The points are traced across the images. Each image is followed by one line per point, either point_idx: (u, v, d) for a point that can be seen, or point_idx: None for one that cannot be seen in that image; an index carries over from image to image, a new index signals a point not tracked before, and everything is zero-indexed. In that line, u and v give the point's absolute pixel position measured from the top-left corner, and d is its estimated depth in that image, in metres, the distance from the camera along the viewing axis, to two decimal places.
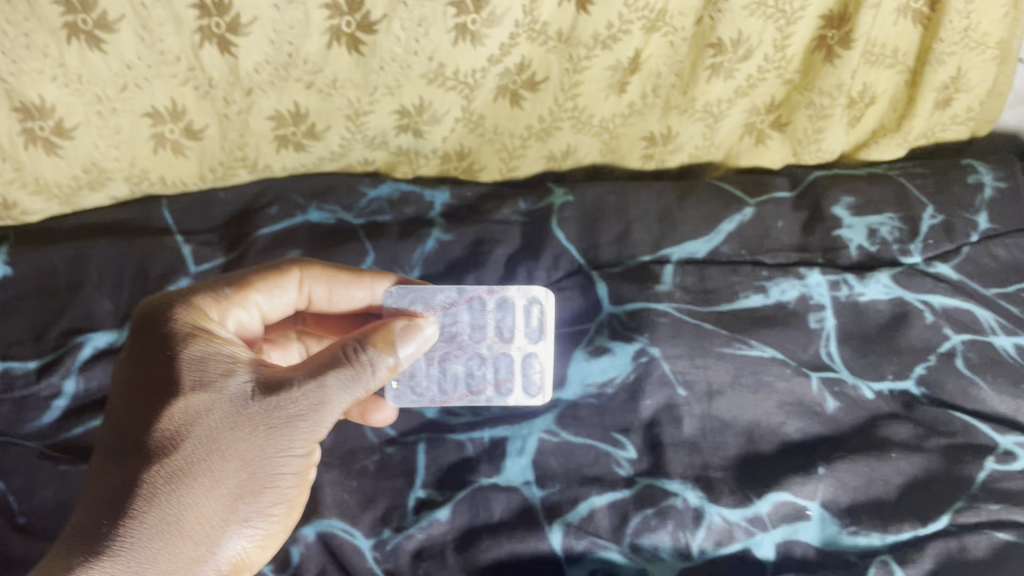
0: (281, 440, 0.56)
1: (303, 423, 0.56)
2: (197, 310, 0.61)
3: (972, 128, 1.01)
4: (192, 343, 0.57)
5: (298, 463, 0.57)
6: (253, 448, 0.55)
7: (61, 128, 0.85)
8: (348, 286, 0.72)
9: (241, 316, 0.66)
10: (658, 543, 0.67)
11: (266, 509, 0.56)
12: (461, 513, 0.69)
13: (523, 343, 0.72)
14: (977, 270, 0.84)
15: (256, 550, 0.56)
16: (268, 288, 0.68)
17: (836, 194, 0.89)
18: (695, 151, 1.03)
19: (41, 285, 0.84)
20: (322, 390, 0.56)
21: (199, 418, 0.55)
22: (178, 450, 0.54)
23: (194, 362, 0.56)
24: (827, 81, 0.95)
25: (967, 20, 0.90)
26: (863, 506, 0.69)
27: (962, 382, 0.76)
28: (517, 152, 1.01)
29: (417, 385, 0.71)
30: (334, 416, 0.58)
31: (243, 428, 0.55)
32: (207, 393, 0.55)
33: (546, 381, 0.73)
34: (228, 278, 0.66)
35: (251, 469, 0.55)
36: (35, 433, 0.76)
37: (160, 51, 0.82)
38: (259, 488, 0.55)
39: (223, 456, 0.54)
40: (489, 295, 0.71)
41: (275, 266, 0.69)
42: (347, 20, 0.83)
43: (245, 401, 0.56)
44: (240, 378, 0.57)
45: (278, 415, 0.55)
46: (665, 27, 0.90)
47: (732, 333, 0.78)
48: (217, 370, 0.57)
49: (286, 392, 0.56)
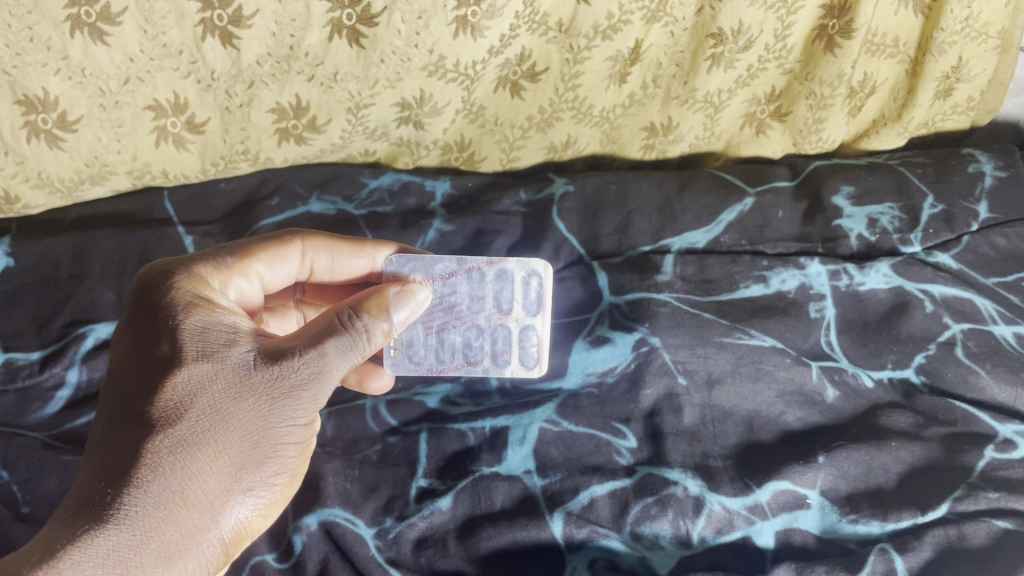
0: (284, 409, 0.56)
1: (305, 391, 0.57)
2: (199, 280, 0.61)
3: (972, 117, 1.01)
4: (193, 313, 0.58)
5: (299, 433, 0.58)
6: (256, 417, 0.55)
7: (63, 121, 0.84)
8: (350, 255, 0.73)
9: (242, 286, 0.66)
10: (659, 531, 0.67)
11: (268, 478, 0.56)
12: (462, 501, 0.69)
13: (520, 315, 0.73)
14: (977, 259, 0.84)
15: (258, 519, 0.57)
16: (270, 258, 0.68)
17: (836, 183, 0.90)
18: (696, 141, 1.03)
19: (44, 277, 0.84)
20: (323, 358, 0.57)
21: (203, 387, 0.55)
22: (182, 419, 0.54)
23: (196, 332, 0.57)
24: (828, 70, 0.95)
25: (968, 10, 0.90)
26: (862, 494, 0.69)
27: (961, 370, 0.76)
28: (517, 143, 1.00)
29: (415, 353, 0.73)
30: (333, 384, 0.59)
31: (247, 397, 0.55)
32: (209, 363, 0.56)
33: (541, 351, 0.73)
34: (230, 246, 0.66)
35: (255, 439, 0.55)
36: (37, 424, 0.77)
37: (163, 43, 0.82)
38: (262, 457, 0.55)
39: (228, 424, 0.54)
40: (488, 267, 0.72)
41: (277, 235, 0.69)
42: (348, 12, 0.84)
43: (248, 371, 0.56)
44: (242, 349, 0.57)
45: (280, 383, 0.56)
46: (666, 17, 0.90)
47: (732, 324, 0.78)
48: (218, 340, 0.57)
49: (288, 361, 0.57)
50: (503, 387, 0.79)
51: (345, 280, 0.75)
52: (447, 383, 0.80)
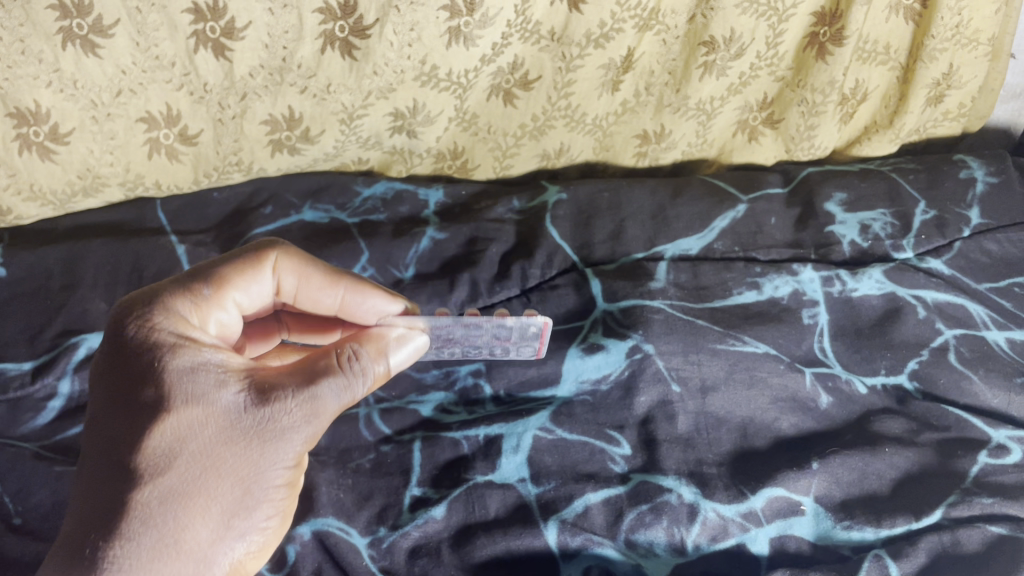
0: (275, 454, 0.55)
1: (297, 434, 0.56)
2: (177, 316, 0.58)
3: (964, 124, 1.02)
4: (178, 352, 0.55)
5: (290, 474, 0.57)
6: (247, 463, 0.54)
7: (56, 134, 0.84)
8: (323, 288, 0.69)
9: (221, 317, 0.62)
10: (653, 539, 0.67)
11: (260, 522, 0.55)
12: (456, 510, 0.69)
13: (519, 342, 0.71)
14: (969, 265, 0.85)
15: (250, 560, 0.56)
16: (245, 285, 0.64)
17: (828, 190, 0.90)
18: (689, 148, 1.03)
19: (36, 286, 0.84)
20: (316, 402, 0.56)
21: (192, 434, 0.53)
22: (171, 469, 0.52)
23: (182, 374, 0.55)
24: (820, 77, 0.95)
25: (959, 17, 0.91)
26: (857, 501, 0.69)
27: (954, 376, 0.76)
28: (511, 151, 1.00)
29: None
30: (326, 422, 0.57)
31: (238, 443, 0.54)
32: (198, 408, 0.54)
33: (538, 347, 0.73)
34: (202, 275, 0.61)
35: (246, 485, 0.54)
36: (30, 435, 0.76)
37: (156, 55, 0.82)
38: (254, 502, 0.55)
39: (219, 473, 0.53)
40: (488, 322, 0.67)
41: (246, 254, 0.64)
42: (341, 24, 0.84)
43: (239, 414, 0.55)
44: (232, 389, 0.56)
45: (272, 429, 0.55)
46: (658, 25, 0.91)
47: (726, 330, 0.78)
48: (208, 381, 0.55)
49: (280, 406, 0.55)
50: (497, 394, 0.79)
51: (315, 309, 0.71)
52: (441, 391, 0.79)
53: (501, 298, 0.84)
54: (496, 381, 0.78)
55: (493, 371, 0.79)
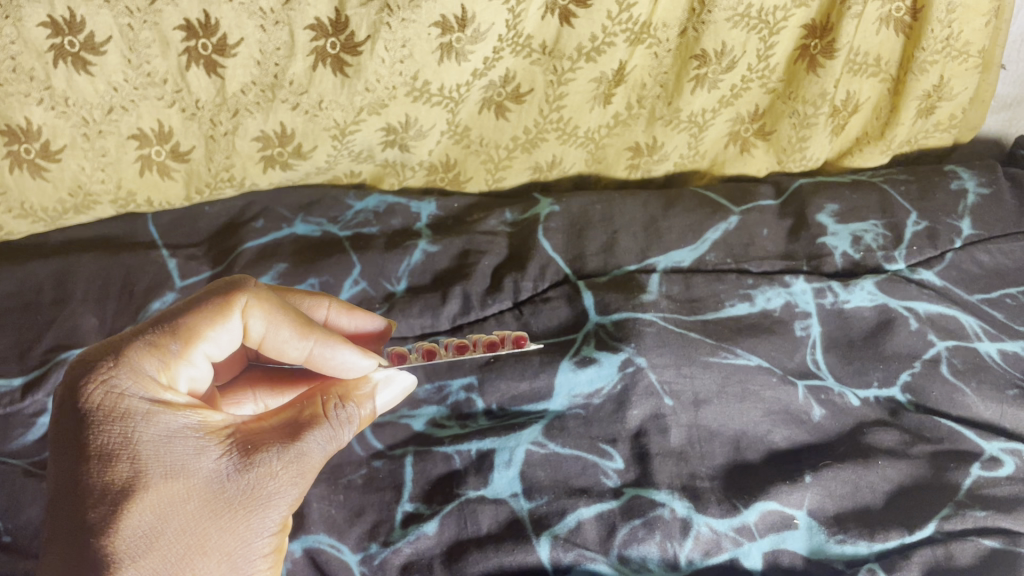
0: (262, 519, 0.55)
1: (285, 497, 0.55)
2: (146, 379, 0.55)
3: (955, 134, 1.02)
4: (151, 423, 0.54)
5: (276, 537, 0.56)
6: (235, 533, 0.53)
7: (47, 151, 0.84)
8: (290, 338, 0.66)
9: (192, 373, 0.60)
10: (646, 554, 0.67)
11: None
12: (448, 526, 0.69)
13: None
14: (960, 276, 0.85)
15: None
16: (216, 338, 0.61)
17: (820, 202, 0.90)
18: (681, 160, 1.03)
19: (27, 302, 0.84)
20: (304, 461, 0.56)
21: (174, 510, 0.52)
22: (154, 550, 0.51)
23: (158, 446, 0.53)
24: (811, 90, 0.95)
25: (949, 29, 0.91)
26: (850, 514, 0.69)
27: (947, 388, 0.76)
28: (503, 163, 1.00)
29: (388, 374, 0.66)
30: (313, 478, 0.57)
31: (223, 514, 0.53)
32: (178, 481, 0.53)
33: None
34: (172, 329, 0.59)
35: (233, 559, 0.53)
36: (20, 452, 0.76)
37: (148, 72, 0.83)
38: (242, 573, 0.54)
39: (205, 549, 0.52)
40: None
41: (215, 302, 0.61)
42: (333, 41, 0.85)
43: (222, 483, 0.54)
44: (210, 457, 0.54)
45: (259, 493, 0.54)
46: (650, 39, 0.91)
47: (719, 342, 0.77)
48: (186, 449, 0.54)
49: (266, 469, 0.54)
50: (490, 408, 0.77)
51: (280, 356, 0.68)
52: (433, 405, 0.78)
53: (494, 312, 0.84)
54: (489, 395, 0.77)
55: (485, 385, 0.77)
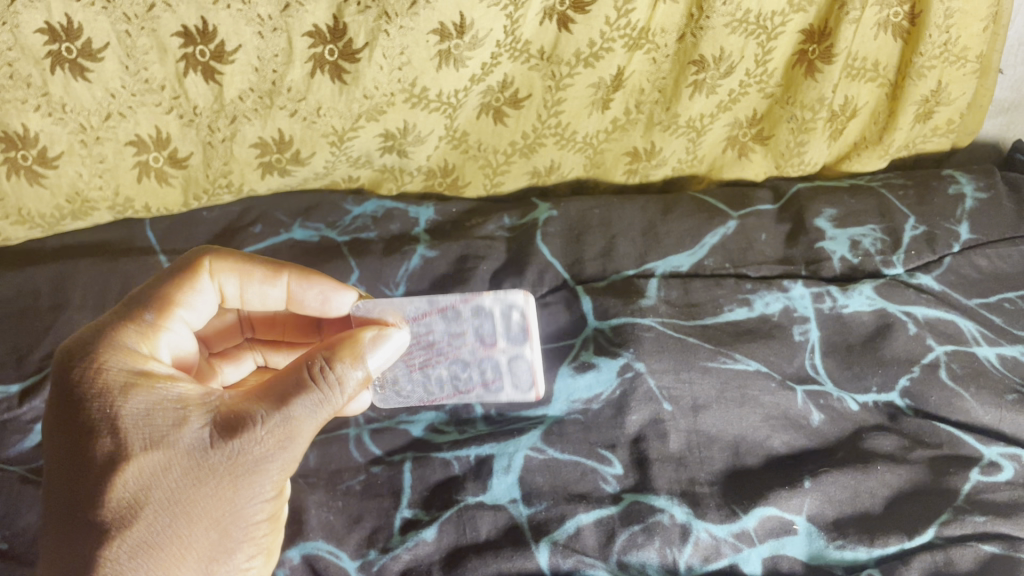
0: (251, 486, 0.52)
1: (273, 462, 0.53)
2: (124, 349, 0.56)
3: (953, 139, 1.02)
4: (131, 394, 0.53)
5: (272, 506, 0.54)
6: (222, 502, 0.52)
7: (44, 158, 0.85)
8: (261, 283, 0.67)
9: (173, 339, 0.60)
10: (645, 560, 0.66)
11: (244, 562, 0.53)
12: (447, 532, 0.68)
13: (507, 346, 0.66)
14: (959, 280, 0.85)
15: None
16: (189, 300, 0.63)
17: (819, 207, 0.91)
18: (679, 165, 1.03)
19: (23, 307, 0.83)
20: (291, 425, 0.53)
21: (156, 479, 0.51)
22: (138, 522, 0.50)
23: (138, 417, 0.52)
24: (809, 94, 0.95)
25: (947, 35, 0.91)
26: (849, 520, 0.69)
27: (946, 393, 0.76)
28: (501, 168, 1.00)
29: (400, 389, 0.69)
30: (303, 443, 0.54)
31: (207, 482, 0.52)
32: (159, 452, 0.52)
33: (528, 327, 0.65)
34: (142, 301, 0.60)
35: (222, 526, 0.52)
36: (17, 458, 0.75)
37: (145, 78, 0.83)
38: (235, 542, 0.52)
39: (191, 518, 0.51)
40: (463, 304, 0.65)
41: (181, 269, 0.63)
42: (331, 48, 0.84)
43: (205, 451, 0.52)
44: (193, 425, 0.53)
45: (243, 460, 0.52)
46: (648, 44, 0.91)
47: (717, 347, 0.77)
48: (167, 419, 0.52)
49: (249, 434, 0.52)
50: (488, 414, 0.78)
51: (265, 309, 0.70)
52: (432, 411, 0.78)
53: None
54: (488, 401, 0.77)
55: None
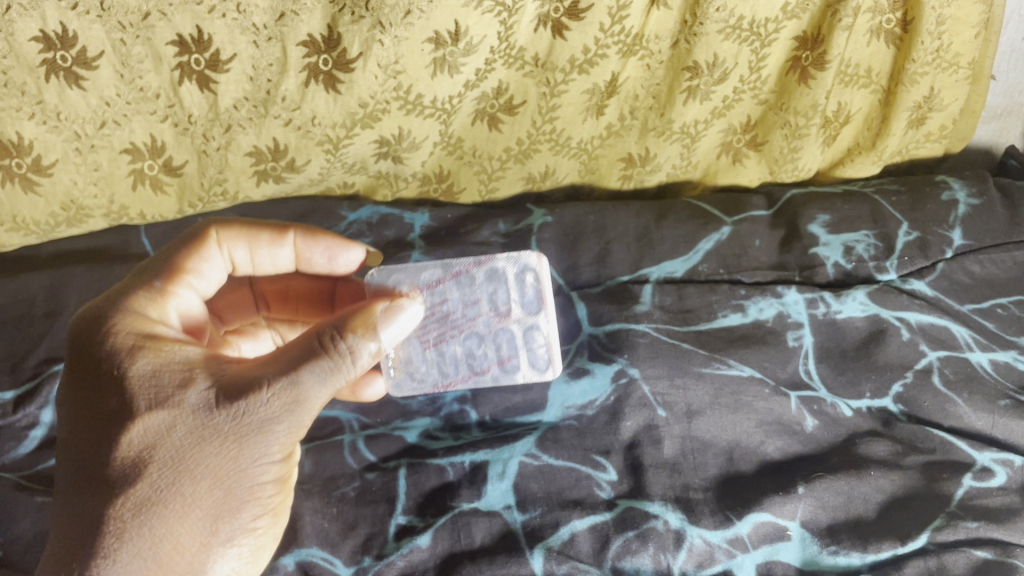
0: (254, 448, 0.53)
1: (278, 425, 0.53)
2: (135, 314, 0.57)
3: (946, 145, 1.03)
4: (141, 356, 0.55)
5: (277, 469, 0.55)
6: (225, 462, 0.53)
7: (39, 166, 0.85)
8: (269, 245, 0.69)
9: (183, 304, 0.61)
10: (640, 566, 0.66)
11: (248, 521, 0.54)
12: (441, 538, 0.68)
13: (521, 315, 0.69)
14: (952, 286, 0.85)
15: (246, 561, 0.55)
16: (197, 267, 0.64)
17: (812, 212, 0.91)
18: (673, 170, 1.03)
19: (18, 314, 0.83)
20: (296, 390, 0.53)
21: (162, 438, 0.53)
22: (143, 479, 0.52)
23: (147, 378, 0.54)
24: (803, 101, 0.96)
25: (939, 41, 0.92)
26: (843, 526, 0.69)
27: (938, 398, 0.77)
28: (496, 174, 1.00)
29: (416, 371, 0.72)
30: (310, 410, 0.55)
31: (211, 442, 0.53)
32: (165, 411, 0.53)
33: (543, 297, 0.69)
34: (153, 270, 0.62)
35: (226, 486, 0.53)
36: (11, 465, 0.75)
37: (140, 87, 0.84)
38: (238, 502, 0.53)
39: (194, 477, 0.52)
40: (477, 269, 0.68)
41: (188, 238, 0.65)
42: (325, 57, 0.85)
43: (210, 412, 0.53)
44: (199, 387, 0.54)
45: (247, 422, 0.53)
46: (643, 50, 0.91)
47: (711, 353, 0.78)
48: (174, 381, 0.54)
49: (253, 397, 0.53)
50: (483, 420, 0.78)
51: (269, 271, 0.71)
52: (426, 417, 0.78)
53: None
54: (483, 407, 0.78)
55: (479, 397, 0.78)
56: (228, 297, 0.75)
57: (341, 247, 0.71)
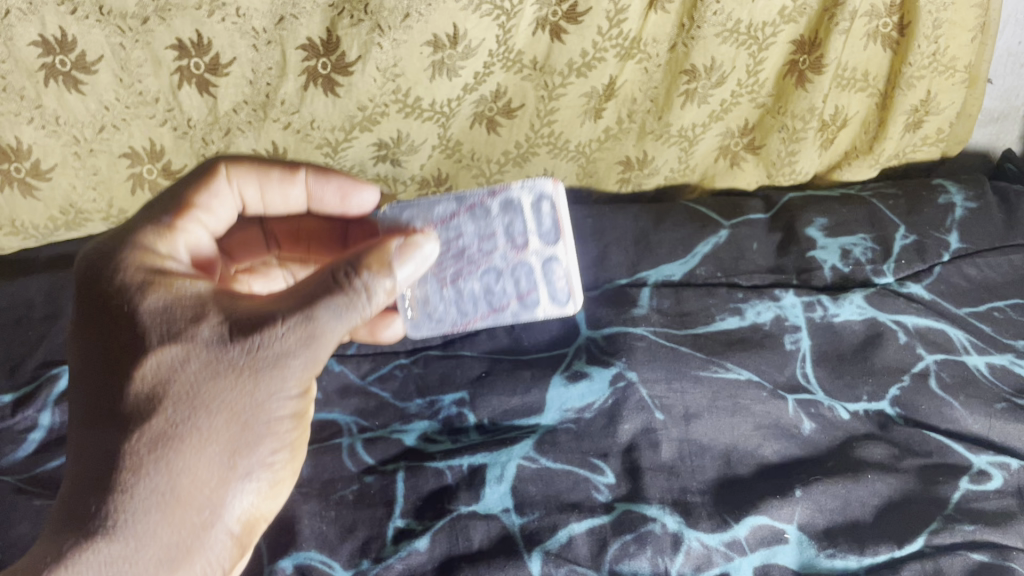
0: (272, 381, 0.49)
1: (296, 359, 0.49)
2: (142, 249, 0.54)
3: (943, 148, 1.03)
4: (150, 292, 0.51)
5: (296, 405, 0.51)
6: (242, 395, 0.49)
7: (38, 170, 0.86)
8: (281, 183, 0.65)
9: (192, 240, 0.58)
10: (637, 569, 0.66)
11: (268, 458, 0.50)
12: (439, 542, 0.67)
13: (539, 247, 0.59)
14: (949, 289, 0.86)
15: (266, 502, 0.51)
16: (206, 202, 0.60)
17: (809, 216, 0.92)
18: (671, 174, 1.04)
19: (17, 317, 0.84)
20: (313, 323, 0.49)
21: (175, 372, 0.48)
22: (155, 414, 0.48)
23: (158, 312, 0.50)
24: (800, 104, 0.96)
25: (935, 45, 0.92)
26: (840, 529, 0.68)
27: (935, 401, 0.77)
28: (494, 178, 1.01)
29: (432, 310, 0.63)
30: (329, 348, 0.51)
31: (226, 376, 0.48)
32: (177, 345, 0.49)
33: (562, 221, 0.58)
34: (162, 205, 0.59)
35: (243, 420, 0.48)
36: (9, 468, 0.73)
37: (139, 91, 0.84)
38: (257, 438, 0.49)
39: (208, 412, 0.48)
40: (490, 198, 0.58)
41: (196, 173, 0.61)
42: (324, 61, 0.85)
43: (224, 345, 0.49)
44: (211, 321, 0.50)
45: (263, 354, 0.49)
46: (641, 54, 0.92)
47: (709, 357, 0.78)
48: (184, 315, 0.50)
49: (269, 330, 0.49)
50: (482, 422, 0.77)
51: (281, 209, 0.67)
52: (425, 420, 0.78)
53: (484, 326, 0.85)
54: (480, 410, 0.78)
55: (477, 401, 0.78)
56: (235, 239, 0.69)
57: (355, 186, 0.66)
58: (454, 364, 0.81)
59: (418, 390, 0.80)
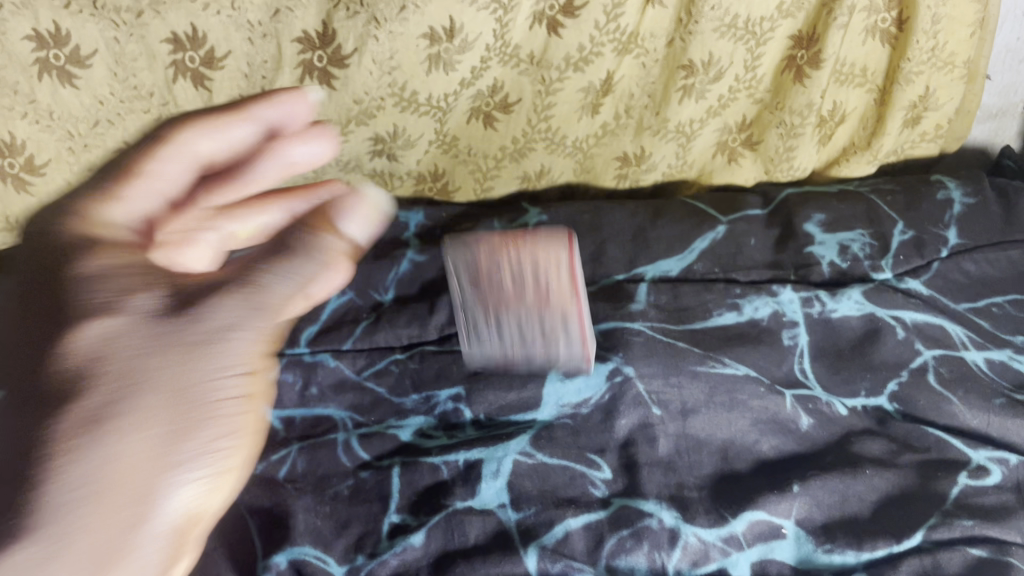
0: (222, 357, 0.40)
1: (247, 332, 0.41)
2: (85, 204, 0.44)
3: (941, 144, 1.03)
4: (90, 254, 0.41)
5: (246, 383, 0.40)
6: (184, 374, 0.38)
7: (31, 165, 0.87)
8: None
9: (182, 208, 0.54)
10: (634, 564, 0.66)
11: (217, 443, 0.39)
12: (435, 537, 0.67)
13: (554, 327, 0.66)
14: (947, 285, 0.85)
15: (212, 496, 0.39)
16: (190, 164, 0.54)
17: (808, 212, 0.92)
18: (669, 170, 1.04)
19: None
20: (261, 288, 0.42)
21: (96, 349, 0.37)
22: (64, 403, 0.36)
23: (95, 275, 0.40)
24: (798, 99, 0.96)
25: (934, 41, 0.91)
26: (838, 524, 0.68)
27: (933, 397, 0.76)
28: (492, 173, 1.01)
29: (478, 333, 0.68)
30: (277, 323, 0.42)
31: (169, 347, 0.39)
32: (102, 317, 0.38)
33: (577, 289, 0.64)
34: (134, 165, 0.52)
35: (185, 400, 0.38)
36: None
37: (134, 85, 0.84)
38: (203, 423, 0.38)
39: (141, 394, 0.37)
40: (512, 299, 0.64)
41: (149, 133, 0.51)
42: (320, 54, 0.84)
43: (170, 315, 0.40)
44: (149, 293, 0.40)
45: (198, 329, 0.40)
46: (638, 49, 0.91)
47: (706, 352, 0.78)
48: (121, 280, 0.40)
49: (213, 302, 0.41)
50: (477, 418, 0.77)
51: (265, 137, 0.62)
52: (421, 415, 0.77)
53: None
54: (477, 406, 0.77)
55: (473, 396, 0.77)
56: None
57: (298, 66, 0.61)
58: (451, 359, 0.79)
59: (414, 385, 0.79)
